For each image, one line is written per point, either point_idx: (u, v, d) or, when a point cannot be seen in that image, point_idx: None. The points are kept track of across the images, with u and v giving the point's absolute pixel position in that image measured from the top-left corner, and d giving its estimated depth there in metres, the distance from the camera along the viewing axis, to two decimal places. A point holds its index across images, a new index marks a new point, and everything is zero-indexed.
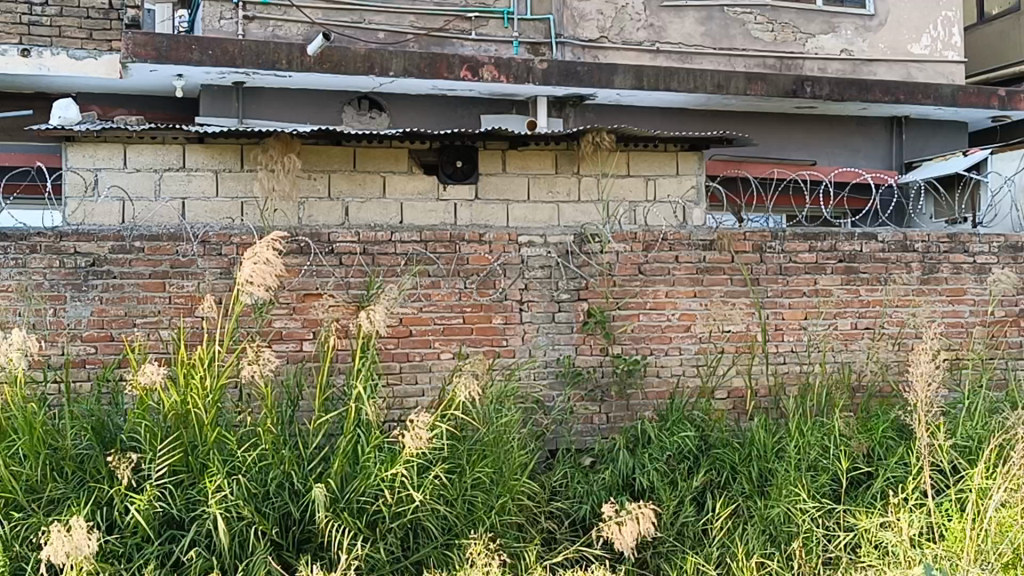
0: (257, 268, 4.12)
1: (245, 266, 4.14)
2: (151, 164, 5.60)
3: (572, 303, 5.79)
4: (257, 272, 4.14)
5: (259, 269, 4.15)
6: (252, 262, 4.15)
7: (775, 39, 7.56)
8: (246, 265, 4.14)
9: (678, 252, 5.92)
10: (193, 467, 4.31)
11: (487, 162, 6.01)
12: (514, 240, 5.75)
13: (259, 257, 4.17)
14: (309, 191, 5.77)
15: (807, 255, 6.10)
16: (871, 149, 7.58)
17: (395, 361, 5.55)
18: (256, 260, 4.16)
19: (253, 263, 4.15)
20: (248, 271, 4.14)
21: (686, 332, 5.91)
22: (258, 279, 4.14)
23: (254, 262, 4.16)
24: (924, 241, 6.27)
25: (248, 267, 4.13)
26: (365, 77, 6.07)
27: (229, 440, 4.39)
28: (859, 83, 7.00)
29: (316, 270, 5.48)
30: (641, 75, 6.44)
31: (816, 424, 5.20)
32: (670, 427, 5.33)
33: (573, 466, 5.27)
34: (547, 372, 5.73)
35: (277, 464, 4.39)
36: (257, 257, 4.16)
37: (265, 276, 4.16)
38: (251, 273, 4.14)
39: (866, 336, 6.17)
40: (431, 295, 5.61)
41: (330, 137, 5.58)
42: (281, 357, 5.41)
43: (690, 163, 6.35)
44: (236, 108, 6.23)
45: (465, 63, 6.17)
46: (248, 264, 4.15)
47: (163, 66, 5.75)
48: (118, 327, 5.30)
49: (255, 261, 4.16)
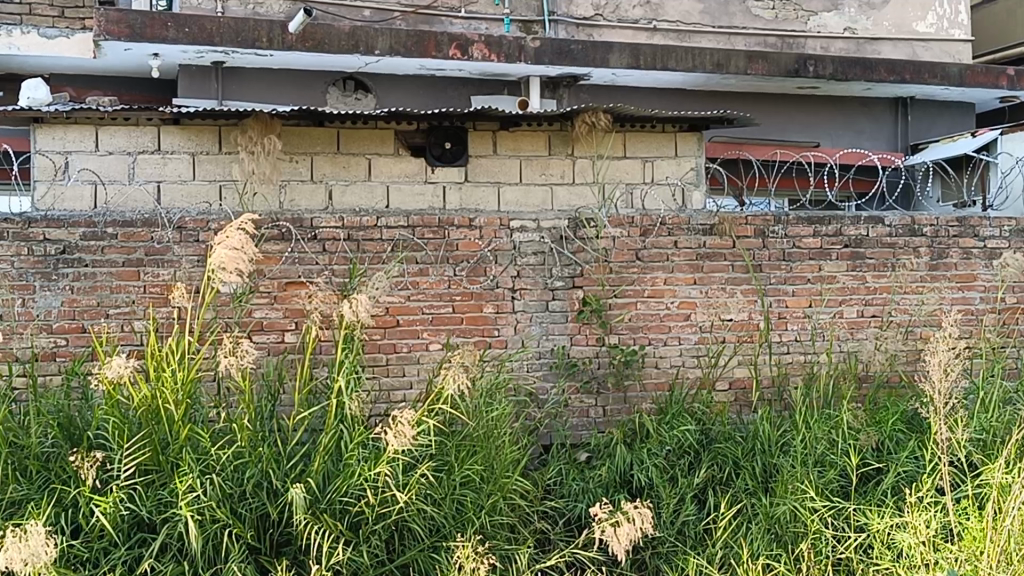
0: (229, 254, 3.81)
1: (218, 252, 3.83)
2: (124, 147, 5.31)
3: (566, 291, 5.55)
4: (230, 258, 3.84)
5: (233, 254, 3.84)
6: (225, 247, 3.84)
7: (776, 17, 7.30)
8: (219, 250, 3.83)
9: (677, 237, 5.67)
10: (164, 466, 4.08)
11: (477, 144, 5.71)
12: (506, 224, 5.50)
13: (233, 242, 3.85)
14: (290, 174, 5.47)
15: (811, 240, 5.85)
16: (875, 131, 7.34)
17: (382, 353, 5.32)
18: (229, 244, 3.84)
19: (225, 248, 3.83)
20: (220, 256, 3.83)
21: (685, 322, 5.67)
22: (232, 265, 3.84)
23: (227, 247, 3.85)
24: (932, 225, 6.02)
25: (220, 252, 3.82)
26: (350, 55, 5.79)
27: (202, 437, 4.16)
28: (864, 62, 6.73)
29: (298, 257, 5.23)
30: (638, 53, 6.16)
31: (823, 418, 4.97)
32: (669, 420, 5.15)
33: (568, 461, 5.05)
34: (541, 364, 5.50)
35: (254, 462, 4.16)
36: (230, 241, 3.84)
37: (240, 261, 3.85)
38: (224, 259, 3.83)
39: (872, 324, 5.93)
40: (418, 283, 5.36)
41: (313, 118, 5.31)
42: (262, 349, 5.18)
43: (690, 144, 6.05)
44: (215, 89, 5.93)
45: (454, 41, 5.93)
46: (221, 249, 3.83)
47: (137, 44, 5.46)
48: (90, 318, 5.05)
49: (228, 247, 3.84)
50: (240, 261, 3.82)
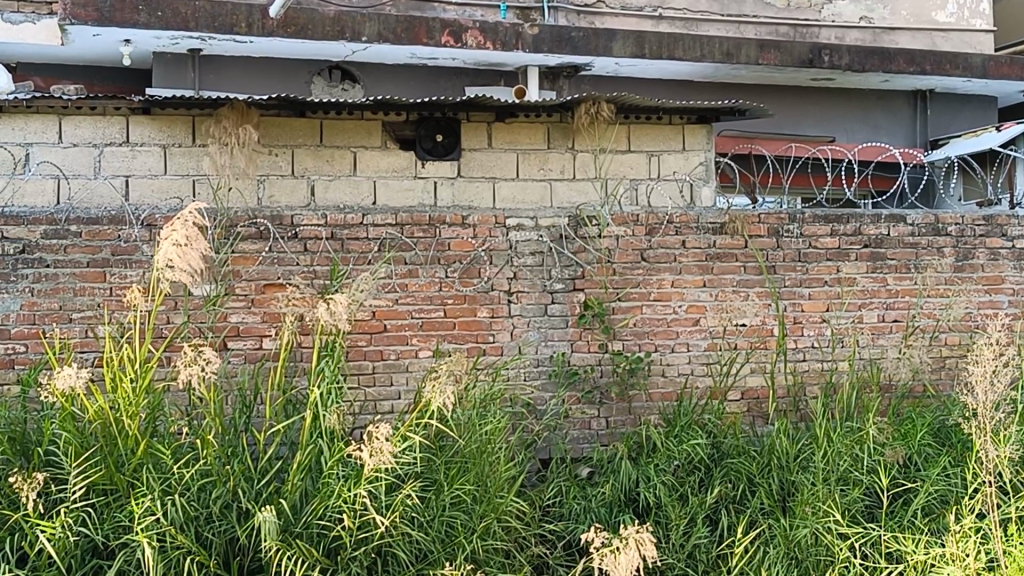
0: (176, 250, 3.45)
1: (163, 248, 3.47)
2: (90, 138, 4.93)
3: (566, 294, 5.16)
4: (177, 254, 3.47)
5: (180, 250, 3.48)
6: (170, 243, 3.48)
7: (788, 6, 6.95)
8: (163, 247, 3.46)
9: (685, 237, 5.29)
10: (118, 484, 3.71)
11: (470, 136, 5.34)
12: (502, 223, 5.12)
13: (178, 236, 3.48)
14: (268, 168, 5.08)
15: (828, 240, 5.46)
16: (892, 126, 6.96)
17: (367, 360, 4.94)
18: (174, 240, 3.48)
19: (169, 243, 3.46)
20: (165, 253, 3.47)
21: (694, 327, 5.28)
22: (179, 261, 3.47)
23: (171, 242, 3.48)
24: (957, 224, 5.64)
25: (165, 248, 3.45)
26: (335, 42, 5.42)
27: (164, 454, 3.80)
28: (882, 52, 6.35)
29: (277, 258, 4.85)
30: (642, 41, 5.78)
31: (845, 431, 4.60)
32: (678, 434, 4.77)
33: (568, 478, 4.68)
34: (539, 372, 5.11)
35: (222, 482, 3.82)
36: (174, 236, 3.48)
37: (187, 257, 3.48)
38: (170, 255, 3.46)
39: (894, 330, 5.54)
40: (407, 285, 4.98)
41: (293, 107, 4.93)
42: (238, 357, 4.79)
43: (698, 137, 5.65)
44: (192, 79, 5.54)
45: (446, 28, 5.54)
46: (166, 246, 3.47)
47: (106, 30, 5.06)
48: (52, 323, 4.66)
49: (173, 242, 3.48)
50: (188, 258, 3.46)
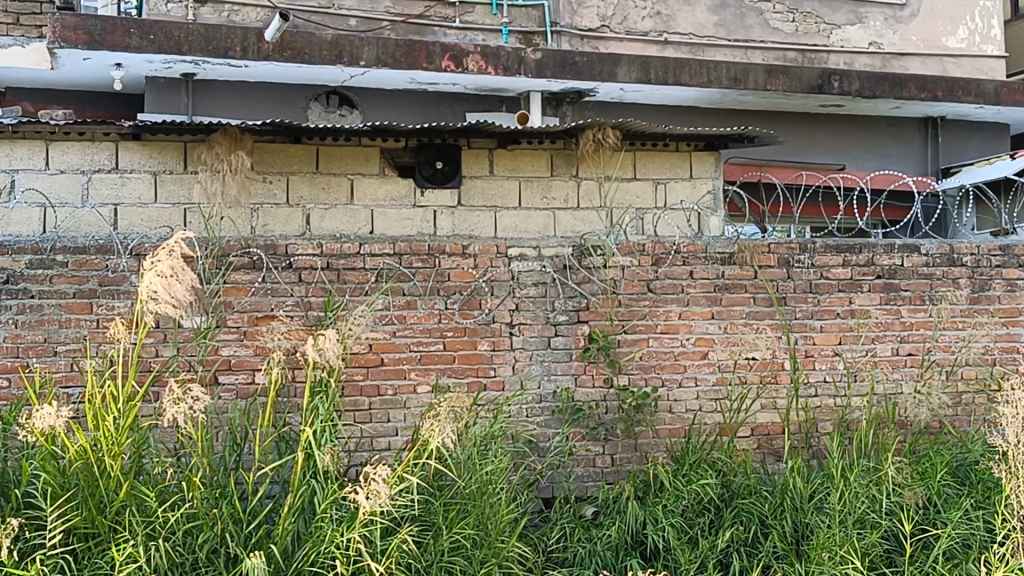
0: (160, 280, 3.31)
1: (146, 279, 3.33)
2: (77, 165, 4.78)
3: (570, 326, 4.98)
4: (161, 284, 3.33)
5: (165, 281, 3.33)
6: (155, 273, 3.34)
7: (796, 31, 6.81)
8: (146, 278, 3.32)
9: (693, 267, 5.12)
10: (99, 529, 3.54)
11: (472, 163, 5.20)
12: (503, 252, 4.95)
13: (163, 267, 3.34)
14: (262, 196, 4.92)
15: (840, 270, 5.29)
16: (903, 154, 6.81)
17: (364, 396, 4.74)
18: (159, 270, 3.34)
19: (153, 274, 3.32)
20: (148, 283, 3.33)
21: (703, 360, 5.09)
22: (163, 293, 3.33)
23: (156, 272, 3.34)
24: (973, 255, 5.48)
25: (149, 279, 3.32)
26: (333, 67, 5.27)
27: (149, 496, 3.61)
28: (893, 77, 6.21)
29: (271, 288, 4.67)
30: (648, 66, 5.63)
31: (862, 470, 4.43)
32: (687, 473, 4.58)
33: (572, 519, 4.48)
34: (542, 409, 4.91)
35: (209, 526, 3.63)
36: (158, 266, 3.33)
37: (172, 288, 3.34)
38: (153, 286, 3.32)
39: (908, 364, 5.35)
40: (405, 317, 4.80)
41: (288, 133, 4.78)
42: (229, 392, 4.60)
43: (705, 165, 5.51)
44: (185, 104, 5.39)
45: (447, 52, 5.39)
46: (149, 277, 3.33)
47: (97, 54, 4.91)
48: (35, 356, 4.47)
49: (158, 273, 3.33)
50: (172, 289, 3.31)
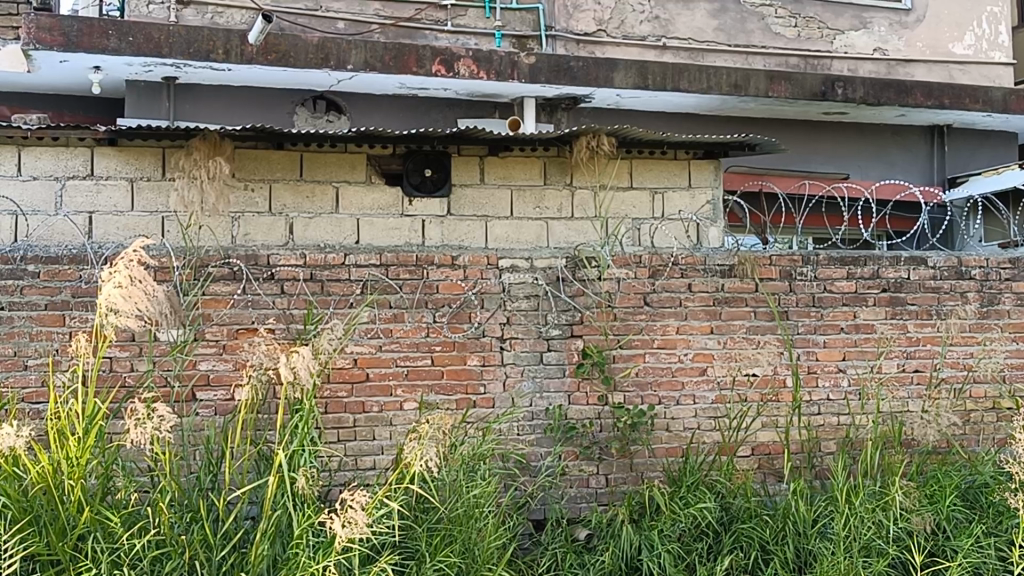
0: (119, 291, 3.33)
1: (105, 291, 3.34)
2: (51, 171, 4.61)
3: (563, 340, 4.78)
4: (121, 295, 3.34)
5: (125, 291, 3.35)
6: (113, 284, 3.35)
7: (798, 36, 6.64)
8: (106, 290, 3.34)
9: (691, 279, 4.93)
10: (59, 556, 3.35)
11: (462, 171, 5.02)
12: (494, 263, 4.76)
13: (121, 278, 3.35)
14: (243, 204, 4.75)
15: (844, 283, 5.10)
16: (908, 162, 6.63)
17: (348, 413, 4.54)
18: (117, 282, 3.35)
19: (112, 286, 3.34)
20: (108, 295, 3.35)
21: (701, 377, 4.90)
22: (123, 303, 3.35)
23: (114, 284, 3.35)
24: (981, 267, 5.29)
25: (108, 291, 3.34)
26: (319, 70, 5.09)
27: (111, 521, 3.43)
28: (897, 84, 6.02)
29: (251, 301, 4.47)
30: (645, 71, 5.45)
31: (869, 493, 4.25)
32: (684, 495, 4.39)
33: (565, 544, 4.29)
34: (533, 427, 4.71)
35: (178, 552, 3.45)
36: (116, 277, 3.35)
37: (133, 299, 3.36)
38: (113, 297, 3.34)
39: (915, 381, 5.16)
40: (391, 330, 4.60)
41: (270, 138, 4.61)
42: (207, 408, 4.41)
43: (705, 173, 5.33)
44: (166, 109, 5.19)
45: (437, 56, 5.20)
46: (109, 289, 3.34)
47: (73, 56, 4.72)
48: (4, 370, 4.26)
49: (117, 284, 3.35)
50: (131, 300, 3.33)
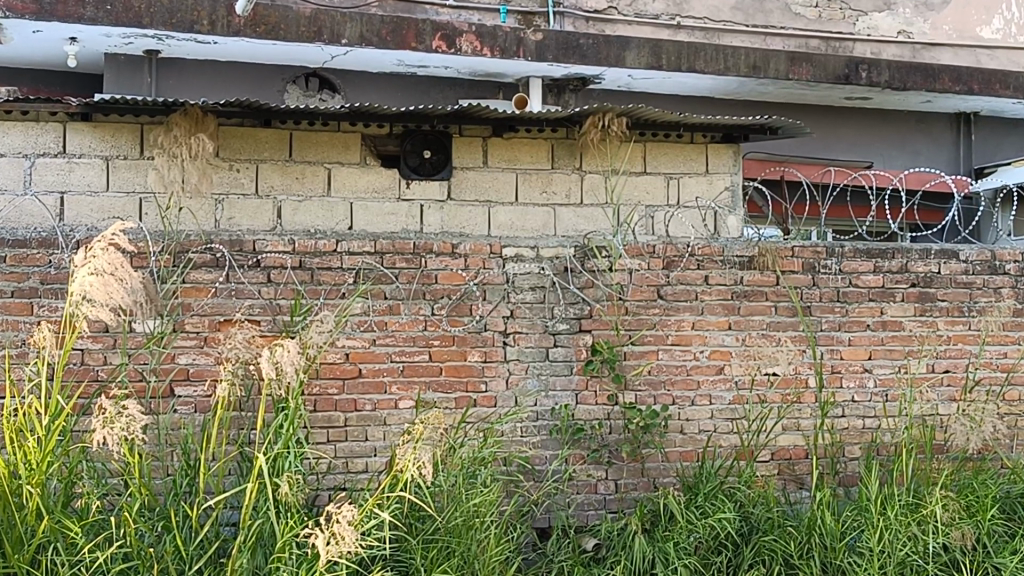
0: (93, 278, 3.00)
1: (80, 278, 3.02)
2: (20, 148, 4.27)
3: (571, 336, 4.45)
4: (96, 283, 3.01)
5: (101, 280, 3.02)
6: (88, 270, 3.03)
7: (819, 17, 6.36)
8: (80, 276, 3.02)
9: (708, 272, 4.58)
10: (15, 570, 3.02)
11: (464, 153, 4.68)
12: (497, 253, 4.42)
13: (99, 264, 3.04)
14: (228, 185, 4.42)
15: (871, 277, 4.76)
16: (932, 152, 6.32)
17: (338, 412, 4.21)
18: (94, 268, 3.03)
19: (87, 272, 3.02)
20: (82, 282, 3.02)
21: (718, 376, 4.57)
22: (98, 292, 3.01)
23: (90, 270, 3.03)
24: (1016, 261, 4.95)
25: (82, 277, 3.01)
26: (312, 44, 4.73)
27: (72, 530, 3.10)
28: (925, 68, 5.67)
29: (235, 290, 4.13)
30: (659, 50, 5.09)
31: (902, 505, 3.96)
32: (702, 502, 4.07)
33: (571, 554, 3.97)
34: (538, 428, 4.38)
35: (146, 567, 3.13)
36: (94, 263, 3.03)
37: (109, 288, 3.03)
38: (87, 284, 3.01)
39: (943, 381, 4.83)
40: (386, 323, 4.26)
41: (258, 114, 4.27)
42: (187, 405, 4.07)
43: (723, 158, 4.97)
44: (149, 85, 4.85)
45: (438, 31, 4.88)
46: (83, 275, 3.02)
47: (47, 25, 4.37)
48: None
49: (93, 271, 3.03)
50: (107, 287, 3.00)
